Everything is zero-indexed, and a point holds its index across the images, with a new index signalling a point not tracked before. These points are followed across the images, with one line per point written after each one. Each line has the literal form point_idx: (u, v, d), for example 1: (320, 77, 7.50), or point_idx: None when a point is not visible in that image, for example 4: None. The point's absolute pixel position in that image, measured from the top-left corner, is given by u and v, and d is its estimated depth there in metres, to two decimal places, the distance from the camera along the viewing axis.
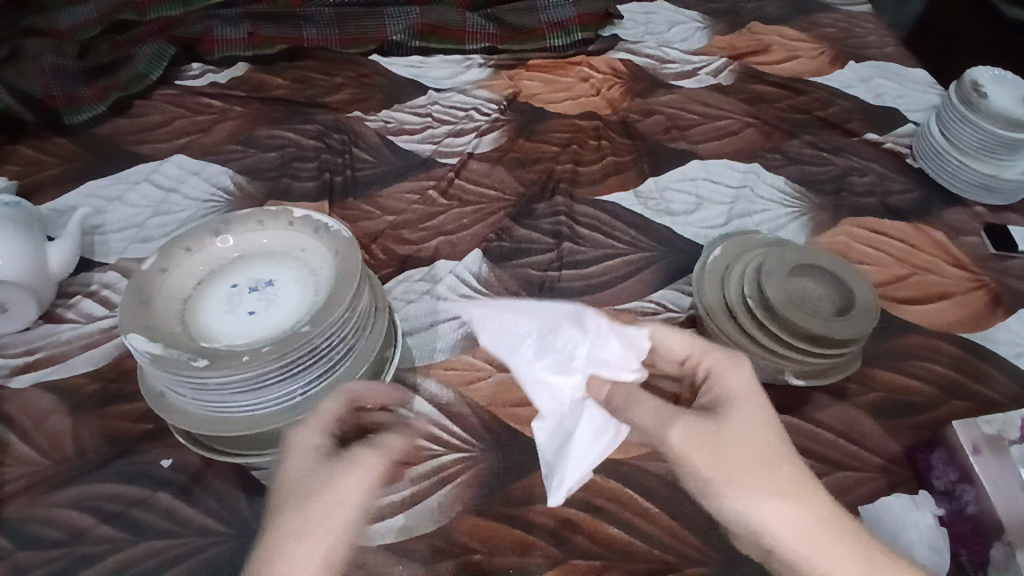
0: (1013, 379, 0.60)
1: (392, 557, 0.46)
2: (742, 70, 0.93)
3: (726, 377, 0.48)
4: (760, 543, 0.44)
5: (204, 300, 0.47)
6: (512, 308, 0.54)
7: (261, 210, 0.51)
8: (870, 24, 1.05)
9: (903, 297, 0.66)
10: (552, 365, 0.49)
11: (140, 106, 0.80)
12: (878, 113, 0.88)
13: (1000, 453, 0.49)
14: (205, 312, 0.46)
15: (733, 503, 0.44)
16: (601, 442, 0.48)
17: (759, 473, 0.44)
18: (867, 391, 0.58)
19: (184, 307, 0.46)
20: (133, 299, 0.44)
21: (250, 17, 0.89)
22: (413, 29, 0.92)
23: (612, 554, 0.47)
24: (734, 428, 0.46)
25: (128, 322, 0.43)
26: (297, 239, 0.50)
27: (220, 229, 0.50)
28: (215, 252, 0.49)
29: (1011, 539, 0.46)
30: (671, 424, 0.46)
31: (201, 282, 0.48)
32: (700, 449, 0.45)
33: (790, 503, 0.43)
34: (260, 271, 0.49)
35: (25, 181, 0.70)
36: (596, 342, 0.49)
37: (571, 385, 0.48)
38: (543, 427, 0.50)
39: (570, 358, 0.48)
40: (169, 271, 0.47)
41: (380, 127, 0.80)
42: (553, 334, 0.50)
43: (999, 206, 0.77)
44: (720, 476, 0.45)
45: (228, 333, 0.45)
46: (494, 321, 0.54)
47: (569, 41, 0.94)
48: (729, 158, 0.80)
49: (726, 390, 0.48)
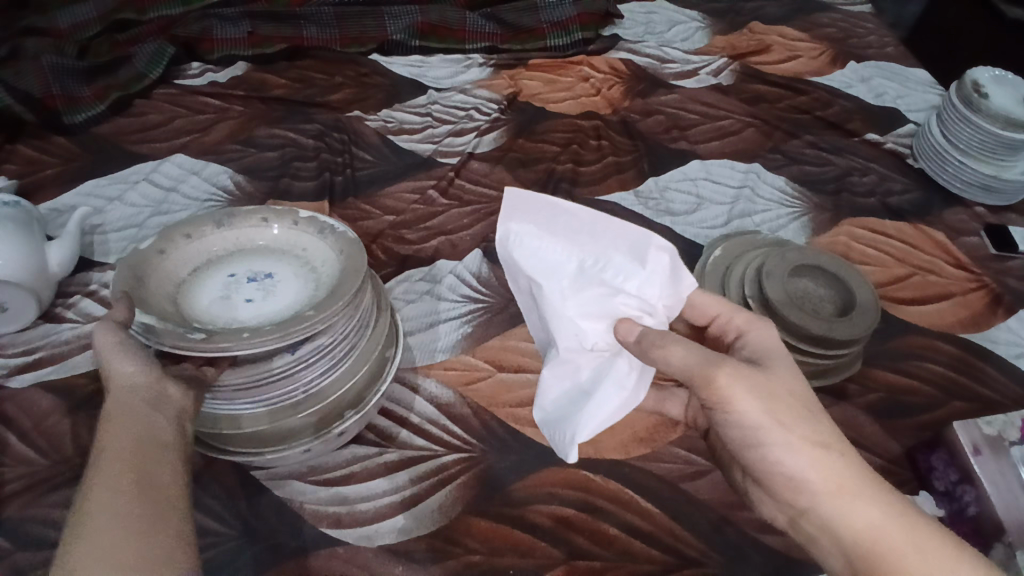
0: (1013, 379, 0.60)
1: (392, 557, 0.46)
2: (742, 71, 0.92)
3: (758, 333, 0.45)
4: (792, 500, 0.41)
5: (200, 287, 0.46)
6: (558, 218, 0.42)
7: (266, 207, 0.50)
8: (871, 24, 1.05)
9: (904, 297, 0.66)
10: (589, 302, 0.43)
11: (140, 106, 0.80)
12: (878, 114, 0.88)
13: (999, 453, 0.49)
14: (201, 298, 0.46)
15: (779, 451, 0.41)
16: (621, 395, 0.43)
17: (805, 424, 0.41)
18: (867, 391, 0.58)
19: (178, 289, 0.46)
20: (129, 274, 0.43)
21: (250, 16, 0.89)
22: (412, 28, 0.92)
23: (613, 555, 0.47)
24: (780, 379, 0.42)
25: (122, 293, 0.42)
26: (299, 237, 0.50)
27: (223, 218, 0.49)
28: (215, 243, 0.49)
29: (1011, 539, 0.46)
30: (720, 367, 0.41)
31: (198, 269, 0.47)
32: (746, 389, 0.41)
33: (841, 456, 0.40)
34: (260, 264, 0.49)
35: (24, 181, 0.69)
36: (645, 283, 0.43)
37: (600, 330, 0.44)
38: (557, 368, 0.44)
39: (614, 293, 0.43)
40: (167, 254, 0.46)
41: (380, 126, 0.80)
42: (601, 265, 0.43)
43: (999, 207, 0.77)
44: (771, 424, 0.41)
45: (223, 318, 0.44)
46: (534, 239, 0.42)
47: (569, 41, 0.94)
48: (729, 158, 0.80)
49: (760, 344, 0.45)
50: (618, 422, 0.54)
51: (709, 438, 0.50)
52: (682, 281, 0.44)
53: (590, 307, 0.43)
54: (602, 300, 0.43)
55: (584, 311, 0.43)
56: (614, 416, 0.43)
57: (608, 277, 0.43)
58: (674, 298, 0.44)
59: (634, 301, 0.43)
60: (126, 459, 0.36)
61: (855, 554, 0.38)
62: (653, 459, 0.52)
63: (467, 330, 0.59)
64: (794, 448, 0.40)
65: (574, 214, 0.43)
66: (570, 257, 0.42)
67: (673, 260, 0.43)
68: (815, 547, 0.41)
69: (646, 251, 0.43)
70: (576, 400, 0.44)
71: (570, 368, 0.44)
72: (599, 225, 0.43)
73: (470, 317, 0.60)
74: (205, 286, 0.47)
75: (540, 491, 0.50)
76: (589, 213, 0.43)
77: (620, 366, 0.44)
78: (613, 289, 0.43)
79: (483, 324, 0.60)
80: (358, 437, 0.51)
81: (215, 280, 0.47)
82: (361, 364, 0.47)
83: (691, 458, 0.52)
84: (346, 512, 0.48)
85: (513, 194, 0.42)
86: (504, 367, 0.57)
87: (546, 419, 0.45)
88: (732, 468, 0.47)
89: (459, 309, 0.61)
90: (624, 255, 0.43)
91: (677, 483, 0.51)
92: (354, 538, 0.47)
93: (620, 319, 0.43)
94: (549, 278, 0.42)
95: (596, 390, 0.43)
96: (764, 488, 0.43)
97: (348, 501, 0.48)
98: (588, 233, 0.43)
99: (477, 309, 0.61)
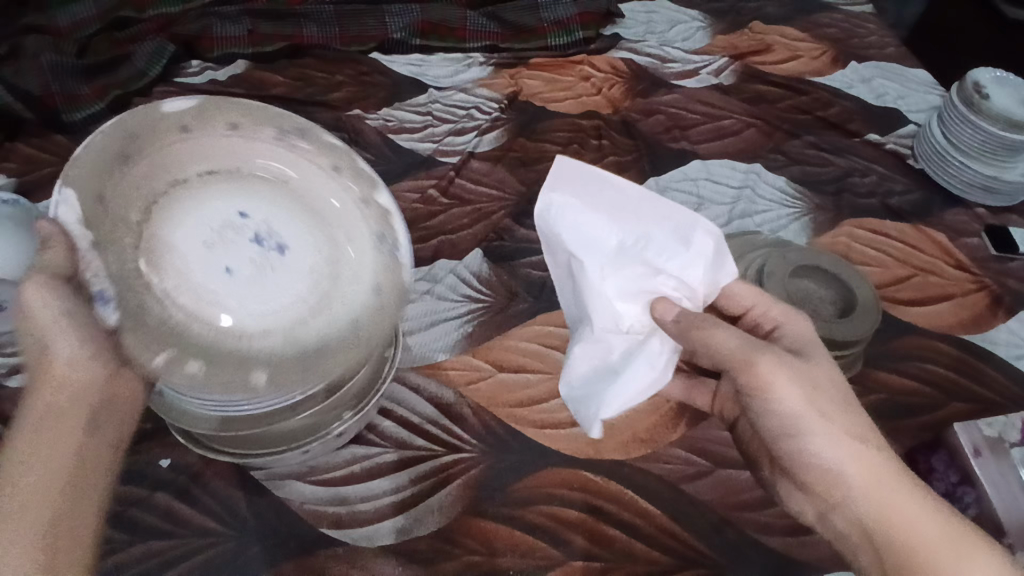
0: (1013, 380, 0.61)
1: (393, 557, 0.46)
2: (743, 71, 0.92)
3: (795, 325, 0.47)
4: (826, 492, 0.42)
5: (194, 211, 0.46)
6: (603, 191, 0.44)
7: (343, 153, 0.48)
8: (871, 24, 1.05)
9: (905, 298, 0.66)
10: (627, 280, 0.44)
11: (140, 104, 0.79)
12: (879, 115, 0.88)
13: (1000, 454, 0.50)
14: (190, 231, 0.46)
15: (817, 441, 0.42)
16: (651, 373, 0.45)
17: (845, 416, 0.43)
18: (868, 392, 0.58)
19: (150, 214, 0.45)
20: (120, 153, 0.43)
21: (249, 15, 0.88)
22: (412, 27, 0.91)
23: (613, 555, 0.47)
24: (822, 371, 0.44)
25: (77, 177, 0.41)
26: (329, 213, 0.49)
27: (249, 144, 0.47)
28: (252, 163, 0.48)
29: (1011, 540, 0.47)
30: (763, 354, 0.44)
31: (191, 196, 0.46)
32: (791, 378, 0.43)
33: (873, 450, 0.42)
34: (279, 221, 0.48)
35: (23, 180, 0.70)
36: (686, 263, 0.45)
37: (637, 310, 0.45)
38: (589, 345, 0.44)
39: (654, 271, 0.44)
40: (190, 133, 0.46)
41: (380, 126, 0.80)
42: (642, 244, 0.44)
43: (1000, 207, 0.77)
44: (811, 413, 0.43)
45: (196, 273, 0.45)
46: (577, 210, 0.43)
47: (569, 41, 0.94)
48: (729, 159, 0.80)
49: (798, 336, 0.46)
50: (619, 422, 0.54)
51: (745, 438, 0.51)
52: (722, 269, 0.46)
53: (628, 284, 0.44)
54: (641, 278, 0.44)
55: (622, 284, 0.44)
56: (644, 395, 0.45)
57: (646, 255, 0.44)
58: (709, 283, 0.46)
59: (674, 282, 0.45)
60: (64, 478, 0.37)
61: (883, 546, 0.39)
62: (654, 459, 0.52)
63: (466, 330, 0.59)
64: (825, 441, 0.42)
65: (618, 189, 0.44)
66: (611, 232, 0.43)
67: (716, 245, 0.45)
68: (840, 543, 0.42)
69: (686, 233, 0.45)
70: (604, 376, 0.44)
71: (601, 346, 0.44)
72: (644, 202, 0.45)
73: (470, 317, 0.60)
74: (203, 208, 0.46)
75: (540, 491, 0.50)
76: (636, 190, 0.45)
77: (652, 347, 0.45)
78: (652, 265, 0.44)
79: (483, 323, 0.60)
80: (359, 437, 0.51)
81: (217, 207, 0.47)
82: (337, 382, 0.45)
83: (691, 458, 0.52)
84: (346, 512, 0.48)
85: (561, 162, 0.43)
86: (503, 366, 0.57)
87: (572, 393, 0.45)
88: (761, 458, 0.49)
89: (458, 309, 0.61)
90: (663, 234, 0.44)
91: (677, 484, 0.51)
92: (354, 538, 0.47)
93: (658, 295, 0.45)
94: (590, 252, 0.43)
95: (625, 369, 0.44)
96: (796, 481, 0.45)
97: (348, 501, 0.48)
98: (631, 211, 0.44)
99: (477, 308, 0.61)
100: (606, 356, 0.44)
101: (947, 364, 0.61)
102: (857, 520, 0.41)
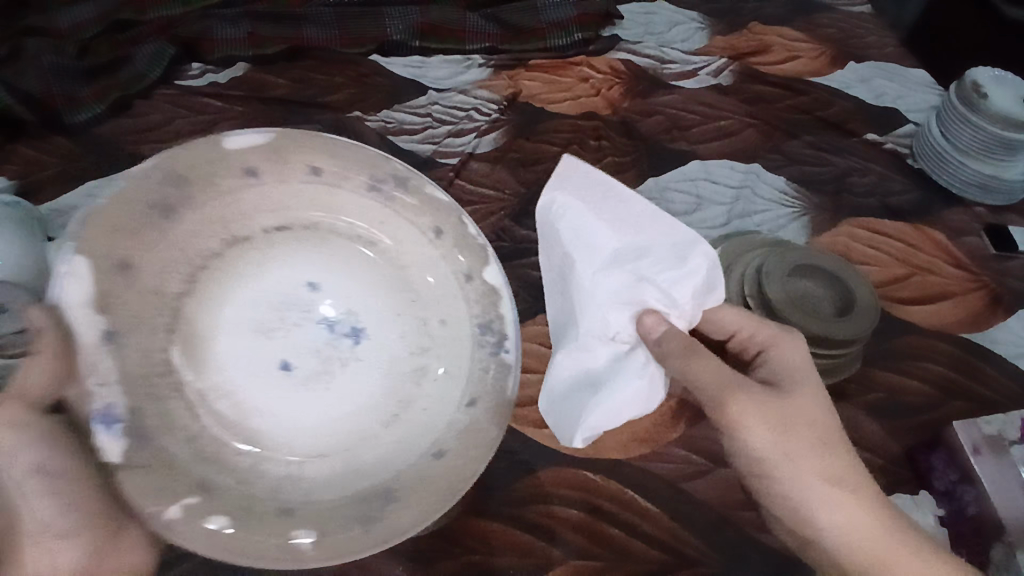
0: (1011, 379, 0.61)
1: (392, 557, 0.47)
2: (742, 71, 0.92)
3: (780, 350, 0.49)
4: (798, 526, 0.46)
5: (273, 281, 0.53)
6: (608, 202, 0.48)
7: (438, 216, 0.53)
8: (870, 25, 1.05)
9: (905, 298, 0.66)
10: (616, 288, 0.47)
11: (140, 106, 0.79)
12: (878, 114, 0.88)
13: (1000, 453, 0.51)
14: (269, 311, 0.52)
15: (787, 483, 0.46)
16: (637, 385, 0.46)
17: (813, 456, 0.46)
18: (868, 391, 0.58)
19: (196, 276, 0.50)
20: (210, 223, 0.51)
21: (250, 18, 0.88)
22: (412, 29, 0.91)
23: (612, 554, 0.48)
24: (796, 409, 0.46)
25: (95, 243, 0.46)
26: (421, 297, 0.53)
27: (329, 191, 0.53)
28: (337, 225, 0.54)
29: (1011, 539, 0.48)
30: (734, 396, 0.46)
31: (257, 257, 0.52)
32: (765, 425, 0.46)
33: (842, 488, 0.45)
34: (359, 305, 0.53)
35: (24, 181, 0.70)
36: (676, 281, 0.47)
37: (624, 321, 0.47)
38: (573, 351, 0.47)
39: (643, 282, 0.47)
40: (263, 188, 0.52)
41: (380, 127, 0.80)
42: (637, 258, 0.48)
43: (999, 207, 0.77)
44: (779, 456, 0.46)
45: (269, 358, 0.50)
46: (576, 212, 0.48)
47: (569, 42, 0.94)
48: (729, 158, 0.80)
49: (782, 361, 0.48)
50: (619, 421, 0.53)
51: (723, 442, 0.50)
52: (711, 292, 0.48)
53: (616, 291, 0.47)
54: (631, 285, 0.47)
55: (608, 289, 0.47)
56: (628, 406, 0.46)
57: (637, 265, 0.47)
58: (696, 303, 0.48)
59: (661, 296, 0.47)
60: None
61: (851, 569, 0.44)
62: (654, 459, 0.52)
63: None
64: (796, 482, 0.45)
65: (621, 201, 0.48)
66: (610, 240, 0.48)
67: (709, 268, 0.48)
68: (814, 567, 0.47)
69: (683, 250, 0.48)
70: (583, 381, 0.47)
71: (586, 351, 0.47)
72: (646, 217, 0.49)
73: None
74: (278, 276, 0.53)
75: (540, 491, 0.50)
76: (640, 204, 0.49)
77: (637, 358, 0.47)
78: (642, 274, 0.47)
79: None
80: None
81: (293, 273, 0.53)
82: (383, 489, 0.46)
83: (690, 458, 0.52)
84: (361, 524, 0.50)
85: (567, 164, 0.48)
86: None
87: (550, 405, 0.48)
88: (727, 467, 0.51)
89: None
90: (657, 245, 0.48)
91: (677, 483, 0.51)
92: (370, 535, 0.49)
93: (645, 307, 0.47)
94: (584, 259, 0.47)
95: (601, 376, 0.47)
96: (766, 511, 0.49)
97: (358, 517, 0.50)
98: (633, 225, 0.48)
99: None
100: (587, 361, 0.47)
101: (947, 363, 0.61)
102: (831, 552, 0.45)
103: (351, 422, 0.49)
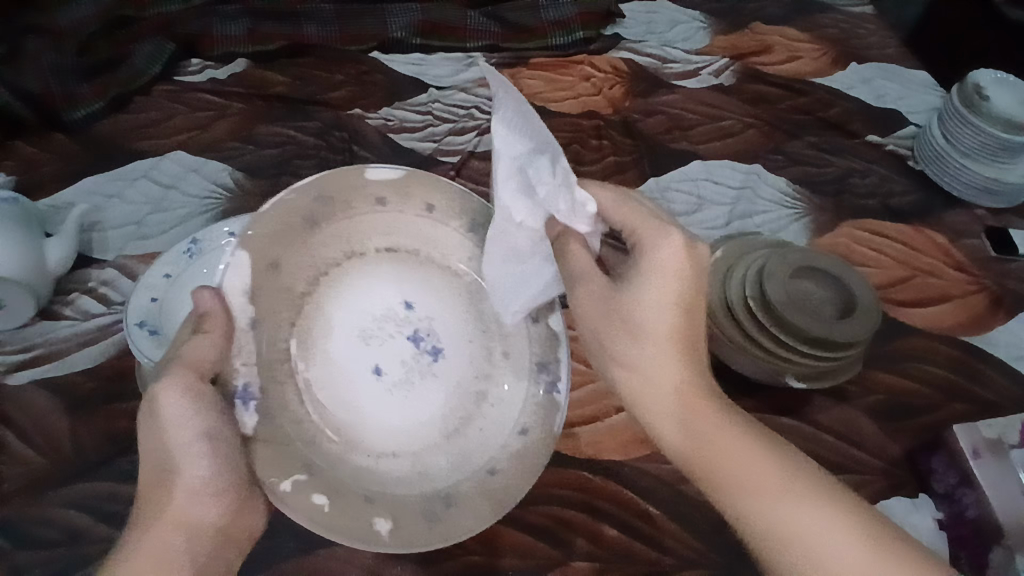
0: (1011, 382, 0.61)
1: (392, 557, 0.47)
2: (744, 71, 0.92)
3: (654, 250, 0.46)
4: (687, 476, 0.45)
5: (371, 292, 0.51)
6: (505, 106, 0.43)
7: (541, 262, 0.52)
8: (872, 25, 1.05)
9: (905, 299, 0.66)
10: (511, 192, 0.46)
11: (139, 102, 0.79)
12: (879, 115, 0.88)
13: (1000, 456, 0.50)
14: (366, 321, 0.50)
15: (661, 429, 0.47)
16: (543, 278, 0.49)
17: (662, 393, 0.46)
18: (867, 393, 0.59)
19: (318, 280, 0.49)
20: (330, 231, 0.49)
21: (250, 15, 0.88)
22: (413, 27, 0.91)
23: (612, 556, 0.48)
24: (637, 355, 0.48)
25: (258, 244, 0.46)
26: (491, 327, 0.52)
27: (438, 227, 0.52)
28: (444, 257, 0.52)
29: (1011, 542, 0.48)
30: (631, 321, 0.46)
31: (372, 267, 0.51)
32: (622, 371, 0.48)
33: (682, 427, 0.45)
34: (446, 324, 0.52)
35: (23, 178, 0.70)
36: (563, 189, 0.46)
37: (527, 211, 0.46)
38: (493, 245, 0.48)
39: (531, 186, 0.46)
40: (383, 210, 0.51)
41: (380, 125, 0.80)
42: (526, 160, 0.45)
43: (1000, 208, 0.77)
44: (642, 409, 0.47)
45: (349, 365, 0.49)
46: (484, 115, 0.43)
47: (570, 41, 0.94)
48: (730, 159, 0.80)
49: (661, 262, 0.46)
50: (619, 423, 0.53)
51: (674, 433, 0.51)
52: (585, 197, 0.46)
53: (509, 195, 0.46)
54: (521, 187, 0.46)
55: (505, 189, 0.46)
56: (534, 293, 0.49)
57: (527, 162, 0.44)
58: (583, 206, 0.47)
59: (555, 201, 0.46)
60: None
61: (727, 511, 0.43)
62: (655, 460, 0.52)
63: None
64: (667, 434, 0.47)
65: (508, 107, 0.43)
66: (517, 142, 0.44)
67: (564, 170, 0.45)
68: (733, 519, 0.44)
69: (543, 142, 0.44)
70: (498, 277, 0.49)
71: (508, 249, 0.48)
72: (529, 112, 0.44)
73: None
74: (375, 290, 0.51)
75: (540, 491, 0.50)
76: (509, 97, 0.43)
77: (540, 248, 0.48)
78: (535, 169, 0.45)
79: None
80: None
81: (388, 289, 0.51)
82: (443, 493, 0.46)
83: None
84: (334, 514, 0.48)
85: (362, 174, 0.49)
86: None
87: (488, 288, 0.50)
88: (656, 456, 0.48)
89: None
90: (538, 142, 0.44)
91: (677, 485, 0.51)
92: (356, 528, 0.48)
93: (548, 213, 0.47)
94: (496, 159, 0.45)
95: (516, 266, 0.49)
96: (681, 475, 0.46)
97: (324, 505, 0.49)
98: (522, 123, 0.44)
99: None
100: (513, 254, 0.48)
101: (947, 366, 0.61)
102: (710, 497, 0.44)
103: (427, 436, 0.48)
